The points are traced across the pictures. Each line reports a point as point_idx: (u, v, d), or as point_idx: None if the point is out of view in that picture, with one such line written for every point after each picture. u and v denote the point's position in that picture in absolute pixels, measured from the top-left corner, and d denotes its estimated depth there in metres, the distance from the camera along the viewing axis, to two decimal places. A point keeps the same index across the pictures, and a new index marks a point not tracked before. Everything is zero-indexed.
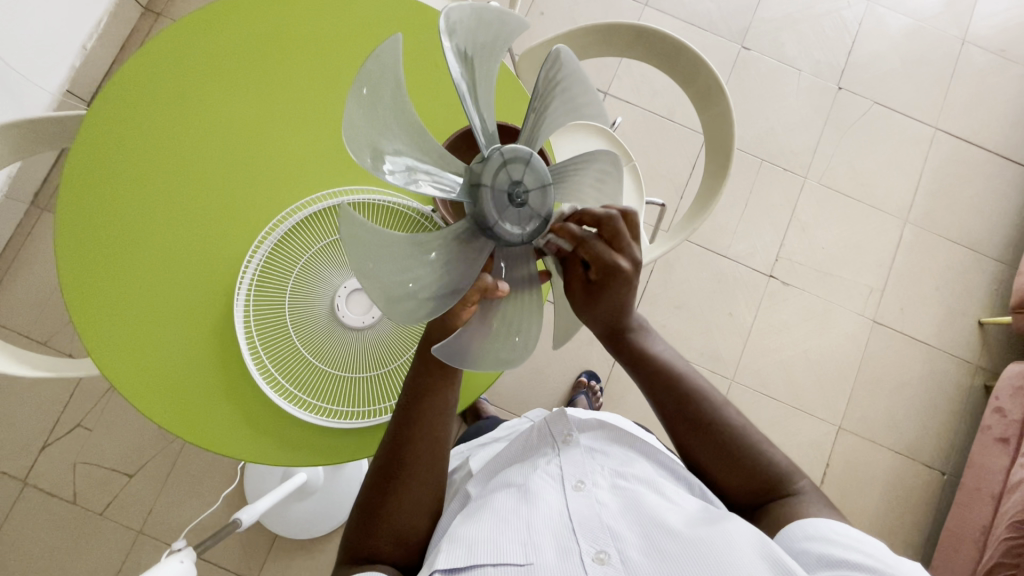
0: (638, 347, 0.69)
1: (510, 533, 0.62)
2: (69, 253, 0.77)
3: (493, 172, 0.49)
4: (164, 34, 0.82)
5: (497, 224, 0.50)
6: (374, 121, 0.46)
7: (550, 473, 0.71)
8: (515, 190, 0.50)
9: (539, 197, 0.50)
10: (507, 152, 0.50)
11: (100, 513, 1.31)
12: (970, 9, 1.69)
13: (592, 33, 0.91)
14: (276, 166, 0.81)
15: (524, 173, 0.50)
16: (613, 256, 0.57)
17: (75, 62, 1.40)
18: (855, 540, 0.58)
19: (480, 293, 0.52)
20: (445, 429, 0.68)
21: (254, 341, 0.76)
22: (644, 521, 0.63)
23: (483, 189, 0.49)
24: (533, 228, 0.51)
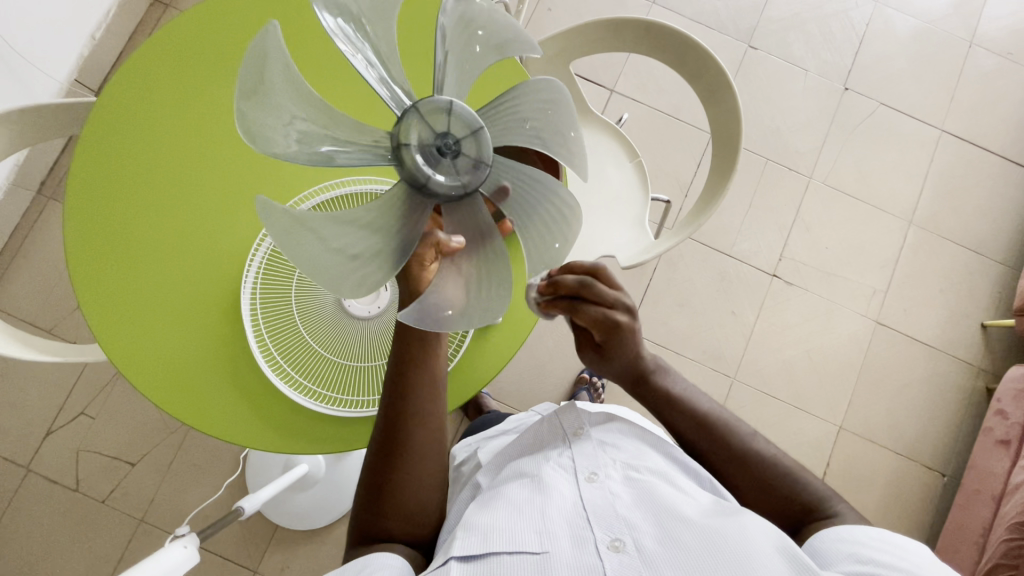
0: (662, 390, 0.74)
1: (524, 523, 0.62)
2: (75, 238, 0.78)
3: (418, 131, 0.56)
4: (176, 22, 0.82)
5: (433, 178, 0.56)
6: (278, 113, 0.52)
7: (561, 465, 0.71)
8: (444, 142, 0.56)
9: (471, 142, 0.56)
10: (426, 109, 0.56)
11: (102, 501, 1.31)
12: (977, 11, 1.69)
13: (600, 28, 0.92)
14: (284, 155, 0.82)
15: (444, 123, 0.56)
16: (604, 311, 0.68)
17: (83, 51, 1.41)
18: (888, 544, 0.58)
19: (434, 250, 0.58)
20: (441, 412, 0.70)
21: (260, 326, 0.76)
22: (658, 512, 0.64)
23: (411, 157, 0.56)
24: (470, 174, 0.57)
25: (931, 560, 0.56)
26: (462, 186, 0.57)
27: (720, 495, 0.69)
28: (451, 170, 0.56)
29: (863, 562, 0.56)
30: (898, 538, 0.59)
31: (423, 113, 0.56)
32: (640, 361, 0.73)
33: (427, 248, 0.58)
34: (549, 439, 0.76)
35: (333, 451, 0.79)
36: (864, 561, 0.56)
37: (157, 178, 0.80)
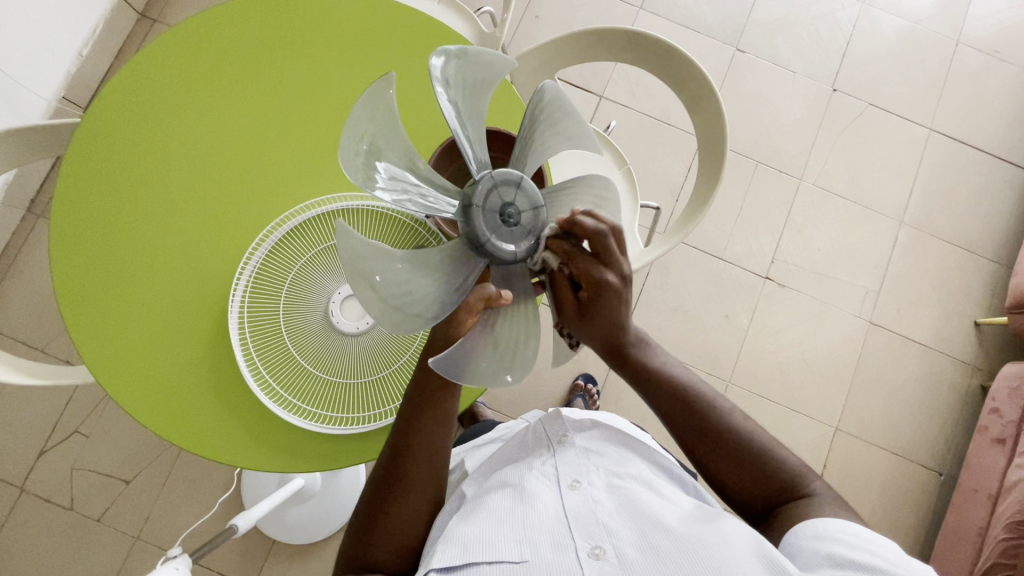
0: (639, 362, 0.70)
1: (506, 532, 0.61)
2: (64, 261, 0.78)
3: (485, 194, 0.56)
4: (158, 41, 0.82)
5: (490, 240, 0.56)
6: (467, 78, 0.57)
7: (544, 473, 0.70)
8: (507, 210, 0.56)
9: (530, 218, 0.57)
10: (499, 176, 0.56)
11: (97, 519, 1.31)
12: (963, 11, 1.70)
13: (583, 38, 0.92)
14: (269, 172, 0.82)
15: (514, 196, 0.56)
16: (599, 269, 0.59)
17: (71, 68, 1.40)
18: (864, 540, 0.58)
19: (483, 302, 0.55)
20: (443, 440, 0.68)
21: (248, 346, 0.76)
22: (639, 519, 0.63)
23: (476, 209, 0.55)
24: (525, 247, 0.57)
25: (903, 559, 0.57)
26: (514, 256, 0.57)
27: (700, 503, 0.69)
28: (502, 241, 0.56)
29: (841, 565, 0.56)
30: (866, 530, 0.60)
31: (519, 183, 0.56)
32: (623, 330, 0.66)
33: (478, 301, 0.55)
34: (534, 447, 0.76)
35: (325, 469, 0.79)
36: (842, 564, 0.56)
37: (144, 198, 0.80)
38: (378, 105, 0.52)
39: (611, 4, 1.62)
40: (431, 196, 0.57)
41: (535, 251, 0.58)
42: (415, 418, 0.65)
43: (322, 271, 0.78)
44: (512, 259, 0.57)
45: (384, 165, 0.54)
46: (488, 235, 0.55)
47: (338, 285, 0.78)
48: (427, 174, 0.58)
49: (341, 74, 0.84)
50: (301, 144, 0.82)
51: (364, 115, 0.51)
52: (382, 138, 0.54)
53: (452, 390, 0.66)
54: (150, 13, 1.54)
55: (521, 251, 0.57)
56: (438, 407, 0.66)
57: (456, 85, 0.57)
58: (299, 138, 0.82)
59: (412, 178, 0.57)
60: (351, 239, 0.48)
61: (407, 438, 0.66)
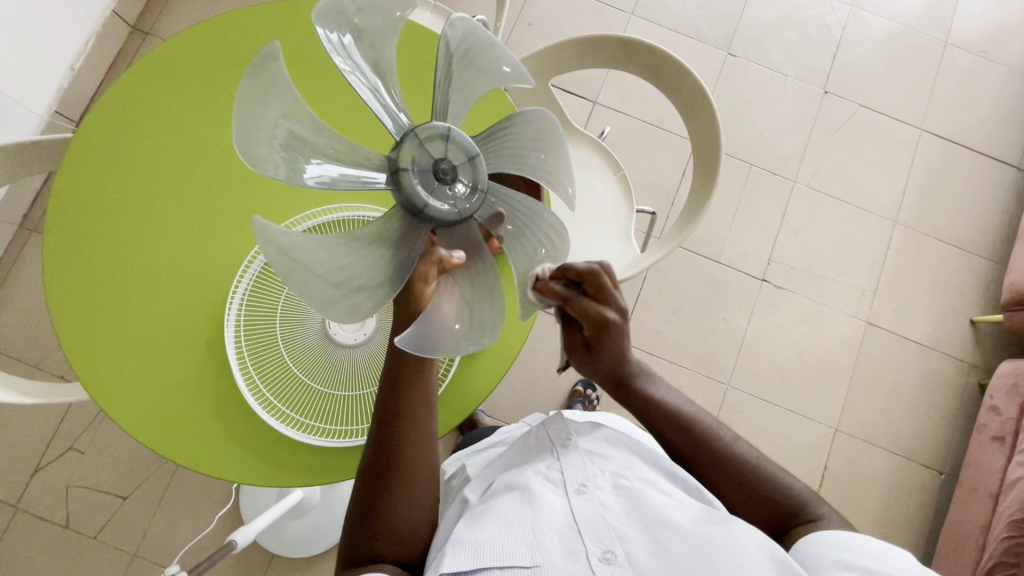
0: (643, 393, 0.73)
1: (515, 536, 0.60)
2: (57, 277, 0.77)
3: (412, 155, 0.54)
4: (155, 53, 0.82)
5: (429, 203, 0.54)
6: (367, 34, 0.53)
7: (551, 478, 0.69)
8: (439, 167, 0.55)
9: (468, 170, 0.55)
10: (423, 133, 0.55)
11: (94, 537, 1.29)
12: (951, 12, 1.72)
13: (576, 45, 0.92)
14: (265, 184, 0.81)
15: (439, 151, 0.55)
16: (599, 309, 0.66)
17: (63, 82, 1.40)
18: (873, 551, 0.57)
19: (437, 267, 0.55)
20: (428, 423, 0.67)
21: (245, 358, 0.76)
22: (649, 522, 0.62)
23: (407, 172, 0.54)
24: (466, 202, 0.56)
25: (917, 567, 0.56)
26: (457, 215, 0.56)
27: (709, 508, 0.68)
28: (440, 201, 0.55)
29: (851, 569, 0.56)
30: (880, 543, 0.59)
31: (442, 132, 0.55)
32: (624, 363, 0.71)
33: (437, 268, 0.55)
34: (538, 451, 0.74)
35: (323, 483, 0.79)
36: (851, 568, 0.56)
37: (138, 211, 0.79)
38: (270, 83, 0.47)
39: (602, 10, 1.63)
40: (354, 175, 0.55)
41: (477, 207, 0.57)
42: (394, 404, 0.64)
43: None
44: (456, 219, 0.56)
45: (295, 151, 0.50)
46: (427, 196, 0.54)
47: None
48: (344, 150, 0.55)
49: (336, 86, 0.84)
50: None
51: (255, 100, 0.47)
52: (294, 123, 0.50)
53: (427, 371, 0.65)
54: (142, 26, 1.54)
55: (466, 207, 0.56)
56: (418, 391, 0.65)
57: (353, 47, 0.53)
58: None
59: (327, 158, 0.53)
60: (281, 231, 0.46)
61: (393, 423, 0.64)
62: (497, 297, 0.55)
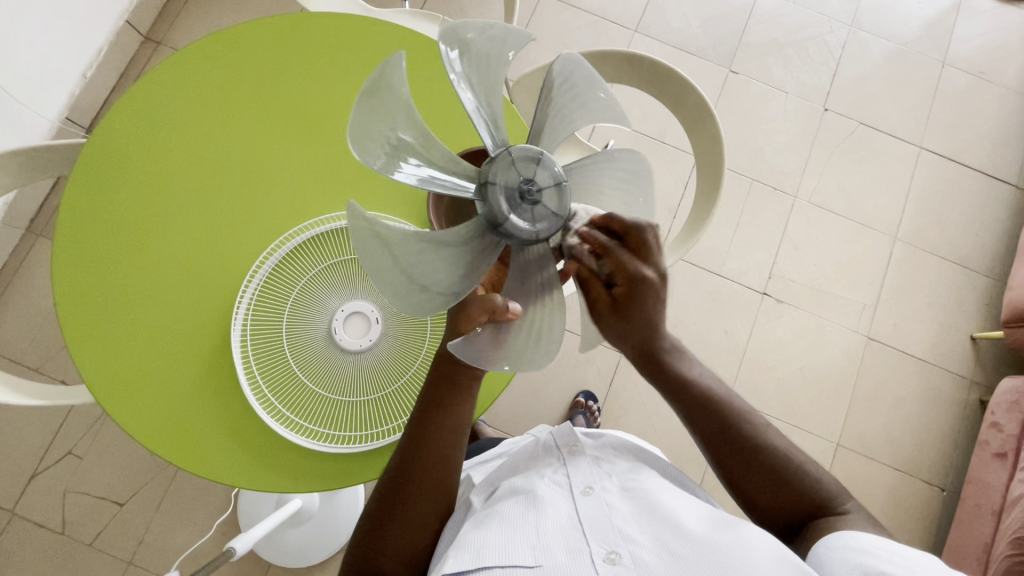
0: (675, 371, 0.68)
1: (519, 537, 0.59)
2: (66, 273, 0.78)
3: (526, 159, 0.54)
4: (168, 63, 0.84)
5: (494, 190, 0.53)
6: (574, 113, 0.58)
7: (556, 481, 0.69)
8: (527, 189, 0.54)
9: (544, 217, 0.54)
10: (549, 165, 0.55)
11: (89, 543, 1.28)
12: (948, 34, 1.75)
13: (583, 60, 0.94)
14: (273, 190, 0.82)
15: (534, 172, 0.54)
16: (638, 265, 0.58)
17: (74, 89, 1.42)
18: (897, 554, 0.56)
19: (489, 313, 0.55)
20: (454, 448, 0.67)
21: (250, 364, 0.76)
22: (654, 523, 0.62)
23: (506, 159, 0.54)
24: (518, 227, 0.53)
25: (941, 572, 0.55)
26: (504, 220, 0.53)
27: (715, 509, 0.68)
28: (505, 200, 0.53)
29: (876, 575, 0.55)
30: (901, 545, 0.59)
31: (557, 177, 0.54)
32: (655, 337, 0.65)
33: (483, 312, 0.56)
34: (545, 457, 0.74)
35: (331, 489, 0.78)
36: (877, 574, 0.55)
37: (149, 211, 0.80)
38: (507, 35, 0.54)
39: (607, 27, 1.66)
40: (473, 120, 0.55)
41: (522, 235, 0.54)
42: (421, 424, 0.65)
43: (325, 288, 0.78)
44: (499, 224, 0.53)
45: (465, 64, 0.54)
46: (498, 180, 0.53)
47: (342, 303, 0.77)
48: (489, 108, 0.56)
49: (344, 95, 0.85)
50: (304, 162, 0.83)
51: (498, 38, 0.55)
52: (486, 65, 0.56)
53: (465, 402, 0.66)
54: (154, 36, 1.57)
55: (512, 222, 0.53)
56: (446, 413, 0.65)
57: (565, 112, 0.58)
58: (303, 156, 0.83)
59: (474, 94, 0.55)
60: (402, 78, 0.51)
61: (417, 444, 0.65)
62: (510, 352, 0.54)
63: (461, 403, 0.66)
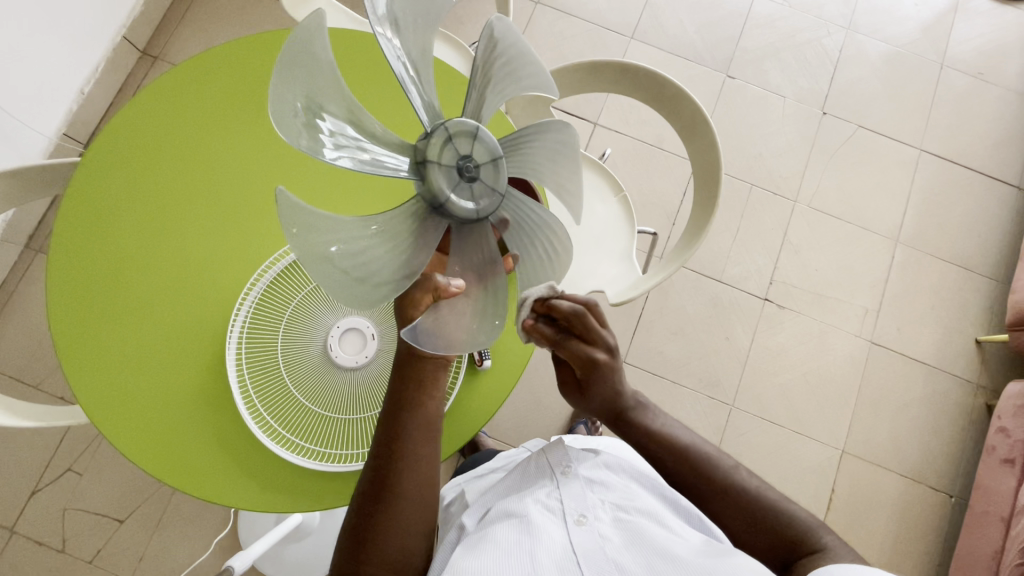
0: (640, 424, 0.75)
1: (511, 569, 0.58)
2: (62, 297, 0.77)
3: (458, 134, 0.53)
4: (161, 81, 0.83)
5: (432, 168, 0.52)
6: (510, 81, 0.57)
7: (549, 506, 0.68)
8: (464, 164, 0.53)
9: (486, 193, 0.54)
10: (478, 137, 0.53)
11: (89, 561, 1.27)
12: (946, 35, 1.75)
13: (577, 71, 0.93)
14: (267, 207, 0.82)
15: (472, 148, 0.53)
16: (585, 347, 0.71)
17: (72, 106, 1.42)
18: None
19: (432, 293, 0.55)
20: (431, 456, 0.67)
21: (245, 380, 0.75)
22: (648, 554, 0.61)
23: (439, 137, 0.52)
24: (460, 207, 0.53)
25: None
26: (446, 199, 0.53)
27: (709, 538, 0.67)
28: (444, 179, 0.52)
29: None
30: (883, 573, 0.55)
31: (494, 151, 0.54)
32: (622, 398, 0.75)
33: (426, 293, 0.55)
34: (537, 477, 0.73)
35: (323, 508, 0.78)
36: None
37: (144, 233, 0.80)
38: (433, 6, 0.53)
39: (602, 34, 1.66)
40: (409, 90, 0.52)
41: (463, 213, 0.54)
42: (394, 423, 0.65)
43: (321, 304, 0.78)
44: (443, 203, 0.53)
45: (395, 26, 0.51)
46: (434, 158, 0.52)
47: (336, 318, 0.77)
48: (422, 83, 0.54)
49: None
50: (297, 177, 0.83)
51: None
52: (416, 24, 0.53)
53: (431, 395, 0.66)
54: (151, 51, 1.58)
55: (451, 202, 0.53)
56: (416, 412, 0.65)
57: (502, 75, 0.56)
58: (295, 171, 0.83)
59: (404, 60, 0.52)
60: (325, 46, 0.46)
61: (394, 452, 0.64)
62: (461, 333, 0.55)
63: (426, 398, 0.66)
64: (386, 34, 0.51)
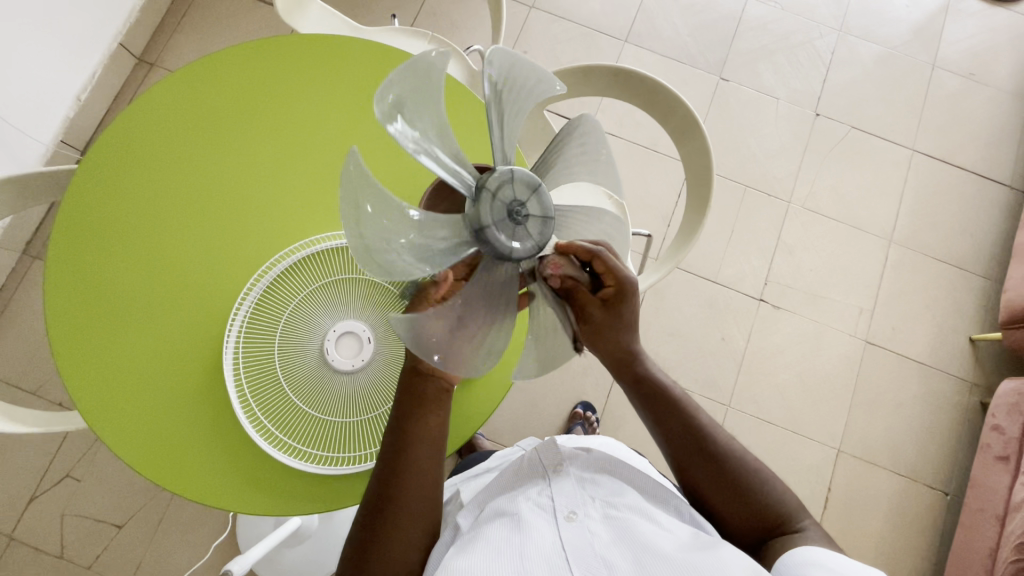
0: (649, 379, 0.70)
1: (501, 565, 0.59)
2: (60, 305, 0.78)
3: (517, 184, 0.55)
4: (156, 89, 0.84)
5: (487, 202, 0.54)
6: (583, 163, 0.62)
7: (540, 504, 0.69)
8: (516, 208, 0.55)
9: (532, 232, 0.55)
10: (535, 190, 0.56)
11: (88, 567, 1.27)
12: (937, 36, 1.76)
13: (570, 75, 0.94)
14: (263, 212, 0.83)
15: (529, 198, 0.55)
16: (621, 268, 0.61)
17: (69, 112, 1.43)
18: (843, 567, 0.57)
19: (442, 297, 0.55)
20: (436, 466, 0.67)
21: (242, 384, 0.76)
22: (636, 549, 0.62)
23: (502, 178, 0.55)
24: (500, 237, 0.54)
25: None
26: (490, 229, 0.54)
27: (697, 531, 0.67)
28: (495, 212, 0.54)
29: None
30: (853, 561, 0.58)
31: (547, 210, 0.56)
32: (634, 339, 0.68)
33: (439, 294, 0.55)
34: (530, 476, 0.74)
35: (321, 510, 0.78)
36: None
37: (141, 240, 0.80)
38: (536, 77, 0.58)
39: (596, 38, 1.67)
40: (494, 130, 0.56)
41: (499, 245, 0.55)
42: (399, 437, 0.65)
43: (317, 307, 0.78)
44: (486, 230, 0.54)
45: (502, 83, 0.56)
46: (491, 188, 0.55)
47: (333, 322, 0.77)
48: (506, 135, 0.57)
49: (335, 115, 0.86)
50: (293, 183, 0.84)
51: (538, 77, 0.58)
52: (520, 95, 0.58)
53: (436, 413, 0.67)
54: (148, 58, 1.58)
55: (492, 232, 0.54)
56: (419, 426, 0.66)
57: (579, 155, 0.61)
58: (291, 177, 0.84)
59: (497, 110, 0.56)
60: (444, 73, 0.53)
61: (397, 460, 0.65)
62: (464, 354, 0.55)
63: (433, 417, 0.66)
64: (489, 83, 0.54)
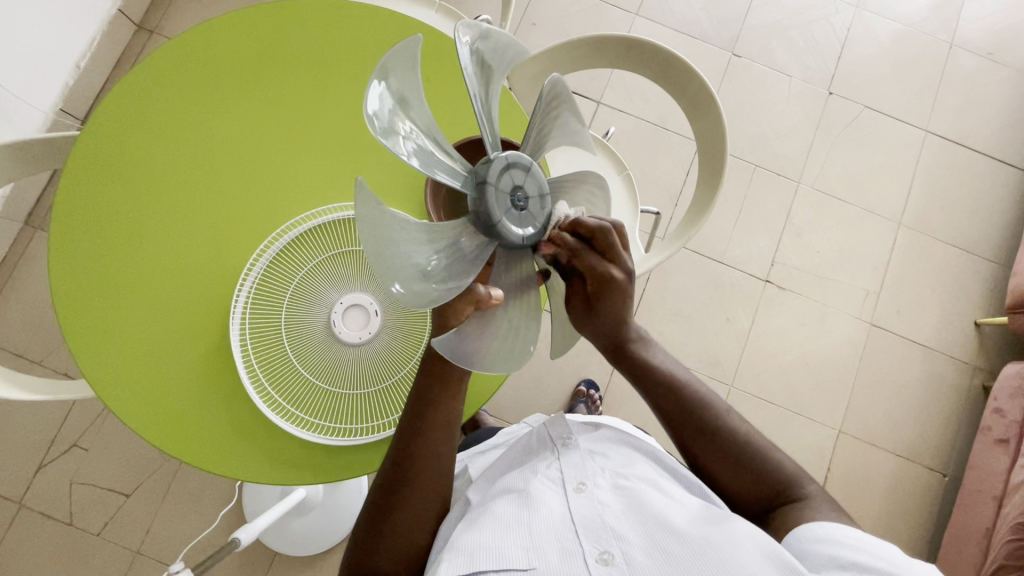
0: (639, 358, 0.70)
1: (511, 539, 0.60)
2: (67, 276, 0.77)
3: (506, 167, 0.54)
4: (156, 56, 0.82)
5: (489, 191, 0.54)
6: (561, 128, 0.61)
7: (550, 477, 0.69)
8: (517, 194, 0.55)
9: (535, 212, 0.56)
10: (525, 166, 0.55)
11: (98, 534, 1.29)
12: (956, 13, 1.72)
13: (582, 45, 0.92)
14: (270, 182, 0.81)
15: (525, 180, 0.55)
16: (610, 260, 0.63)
17: (69, 79, 1.40)
18: (861, 542, 0.57)
19: (474, 304, 0.54)
20: (447, 445, 0.66)
21: (249, 355, 0.76)
22: (647, 522, 0.62)
23: (497, 165, 0.54)
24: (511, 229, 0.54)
25: (904, 557, 0.56)
26: (499, 221, 0.54)
27: (708, 504, 0.67)
28: (498, 201, 0.54)
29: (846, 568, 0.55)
30: (863, 532, 0.59)
31: (543, 188, 0.57)
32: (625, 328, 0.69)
33: (468, 304, 0.54)
34: (539, 451, 0.74)
35: (330, 481, 0.79)
36: (846, 566, 0.55)
37: (147, 210, 0.79)
38: (509, 49, 0.58)
39: (607, 10, 1.63)
40: (480, 112, 0.55)
41: (514, 235, 0.55)
42: (417, 421, 0.64)
43: (324, 279, 0.77)
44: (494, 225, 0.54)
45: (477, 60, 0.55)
46: (492, 181, 0.54)
47: (340, 295, 0.77)
48: (489, 114, 0.57)
49: (340, 83, 0.84)
50: (299, 152, 0.82)
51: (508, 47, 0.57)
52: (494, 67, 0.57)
53: (454, 398, 0.65)
54: (147, 24, 1.55)
55: (503, 225, 0.54)
56: (438, 410, 0.65)
57: (559, 115, 0.60)
58: (297, 146, 0.82)
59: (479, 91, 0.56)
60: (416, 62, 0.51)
61: (412, 441, 0.64)
62: (511, 354, 0.56)
63: (447, 399, 0.65)
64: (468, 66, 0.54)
